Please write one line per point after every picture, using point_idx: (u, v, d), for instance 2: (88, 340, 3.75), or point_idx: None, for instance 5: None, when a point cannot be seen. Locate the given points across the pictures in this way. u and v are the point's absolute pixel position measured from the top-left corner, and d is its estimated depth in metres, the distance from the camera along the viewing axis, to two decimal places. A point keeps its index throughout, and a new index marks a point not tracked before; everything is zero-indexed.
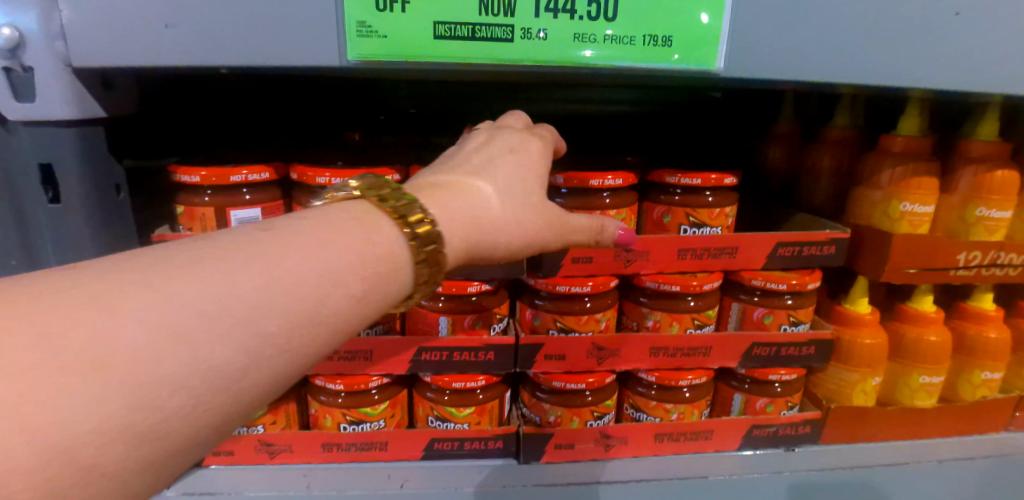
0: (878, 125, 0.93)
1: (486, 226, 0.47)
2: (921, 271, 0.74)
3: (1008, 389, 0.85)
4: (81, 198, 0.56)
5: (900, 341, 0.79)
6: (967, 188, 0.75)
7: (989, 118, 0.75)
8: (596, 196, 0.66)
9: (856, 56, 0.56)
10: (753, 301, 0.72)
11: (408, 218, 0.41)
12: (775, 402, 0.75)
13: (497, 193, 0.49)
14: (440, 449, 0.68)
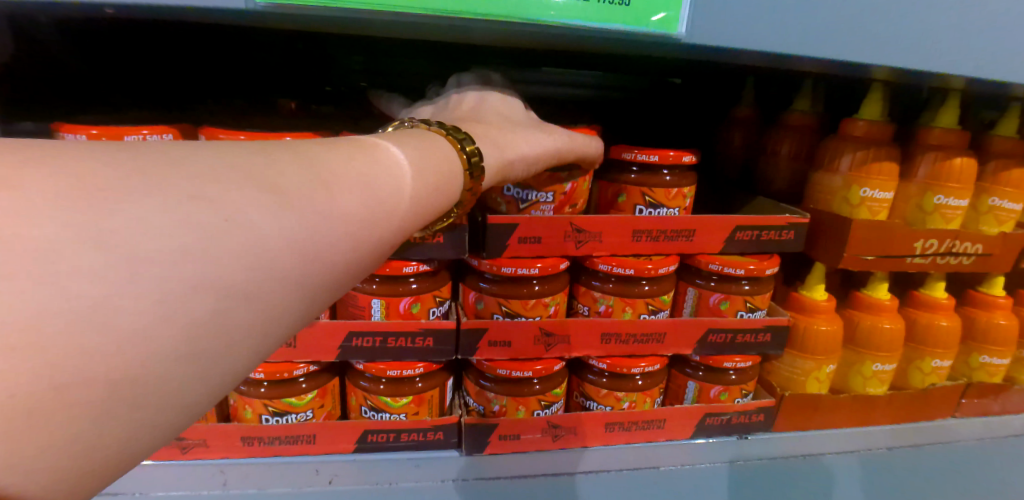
0: (839, 111, 0.91)
1: (507, 148, 0.54)
2: (879, 259, 0.72)
3: (956, 378, 0.85)
4: None
5: (854, 328, 0.78)
6: (926, 174, 0.73)
7: (949, 103, 0.74)
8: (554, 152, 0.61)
9: (822, 26, 0.52)
10: (710, 286, 0.69)
11: (448, 134, 0.48)
12: (729, 390, 0.73)
13: (507, 126, 0.58)
14: (373, 441, 0.63)
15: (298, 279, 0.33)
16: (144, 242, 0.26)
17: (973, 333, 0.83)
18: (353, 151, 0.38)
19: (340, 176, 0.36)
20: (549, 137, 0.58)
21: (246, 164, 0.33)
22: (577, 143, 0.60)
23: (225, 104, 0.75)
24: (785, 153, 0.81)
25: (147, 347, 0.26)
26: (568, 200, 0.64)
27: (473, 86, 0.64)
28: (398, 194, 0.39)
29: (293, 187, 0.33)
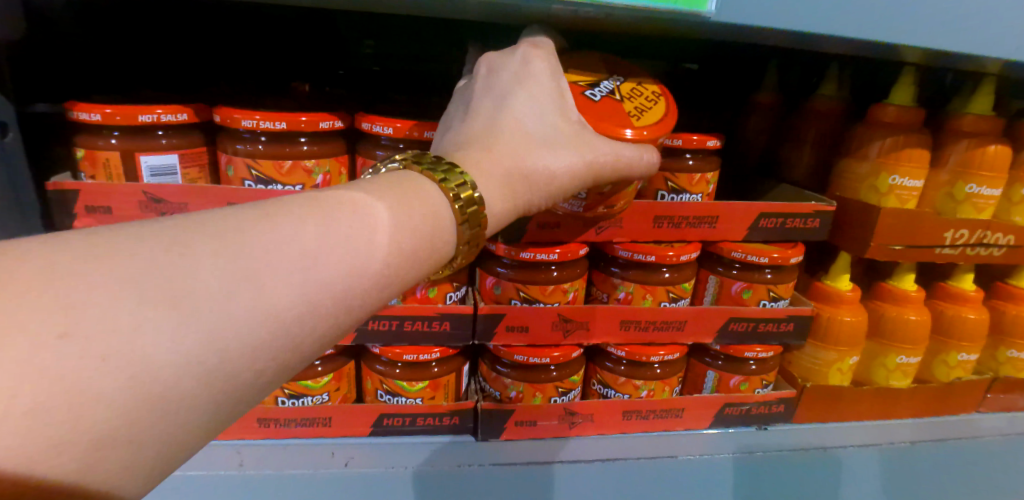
0: (865, 97, 0.89)
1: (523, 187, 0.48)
2: (906, 249, 0.70)
3: (981, 372, 0.83)
4: None
5: (878, 319, 0.76)
6: (957, 162, 0.71)
7: (984, 88, 0.71)
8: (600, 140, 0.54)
9: (858, 5, 0.50)
10: (731, 274, 0.68)
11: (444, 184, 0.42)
12: (750, 380, 0.71)
13: (529, 148, 0.49)
14: (390, 424, 0.64)
15: (230, 379, 0.30)
16: (40, 355, 0.24)
17: (1002, 327, 0.81)
18: (298, 220, 0.34)
19: (277, 265, 0.32)
20: (581, 164, 0.49)
21: (161, 258, 0.29)
22: (617, 167, 0.51)
23: (238, 85, 0.75)
24: (810, 139, 0.79)
25: (48, 474, 0.24)
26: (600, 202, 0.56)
27: (510, 63, 0.52)
28: (352, 275, 0.35)
29: (211, 288, 0.29)
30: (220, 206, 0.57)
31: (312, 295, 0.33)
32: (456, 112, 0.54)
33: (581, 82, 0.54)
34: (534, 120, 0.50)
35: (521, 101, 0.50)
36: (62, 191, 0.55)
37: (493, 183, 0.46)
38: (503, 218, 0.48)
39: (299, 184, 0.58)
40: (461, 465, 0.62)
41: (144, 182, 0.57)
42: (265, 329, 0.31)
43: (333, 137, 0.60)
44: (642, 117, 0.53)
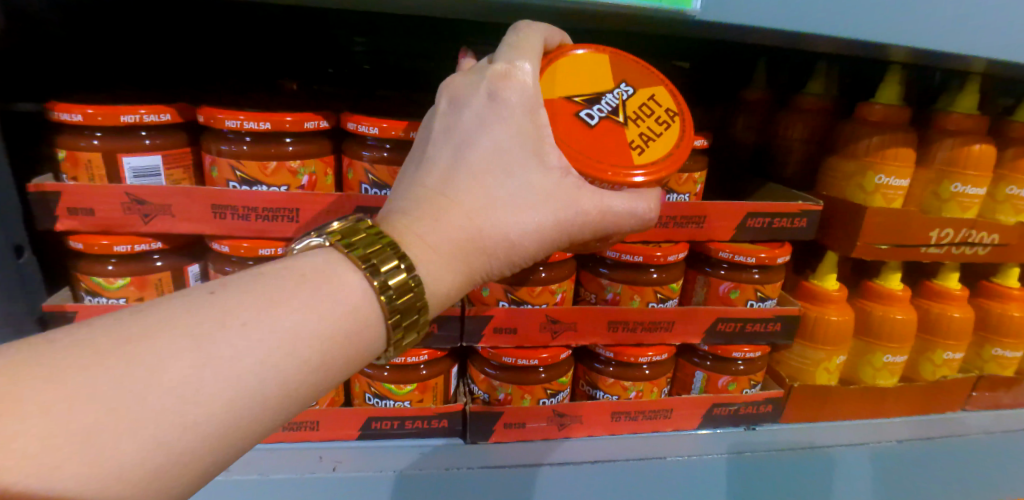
0: (853, 97, 0.89)
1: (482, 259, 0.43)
2: (892, 248, 0.71)
3: (967, 369, 0.84)
4: None
5: (865, 318, 0.76)
6: (943, 161, 0.72)
7: (969, 88, 0.72)
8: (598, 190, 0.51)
9: (844, 3, 0.50)
10: (719, 274, 0.68)
11: (373, 260, 0.38)
12: (738, 380, 0.72)
13: (492, 207, 0.42)
14: (377, 428, 0.63)
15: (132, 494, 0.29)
16: None
17: (987, 324, 0.82)
18: (205, 318, 0.33)
19: (175, 373, 0.30)
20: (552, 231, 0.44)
21: (52, 375, 0.28)
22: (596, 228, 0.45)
23: (224, 84, 0.74)
24: (798, 139, 0.80)
25: None
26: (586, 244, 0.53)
27: (478, 93, 0.44)
28: (266, 371, 0.33)
29: (89, 423, 0.28)
30: (204, 207, 0.56)
31: (220, 397, 0.31)
32: (417, 148, 0.47)
33: (575, 101, 0.48)
34: (500, 170, 0.42)
35: (485, 146, 0.42)
36: (42, 193, 0.55)
37: (441, 264, 0.41)
38: (453, 287, 0.43)
39: (285, 185, 0.58)
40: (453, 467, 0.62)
41: (127, 182, 0.56)
42: (162, 446, 0.29)
43: (320, 138, 0.60)
44: (643, 147, 0.49)
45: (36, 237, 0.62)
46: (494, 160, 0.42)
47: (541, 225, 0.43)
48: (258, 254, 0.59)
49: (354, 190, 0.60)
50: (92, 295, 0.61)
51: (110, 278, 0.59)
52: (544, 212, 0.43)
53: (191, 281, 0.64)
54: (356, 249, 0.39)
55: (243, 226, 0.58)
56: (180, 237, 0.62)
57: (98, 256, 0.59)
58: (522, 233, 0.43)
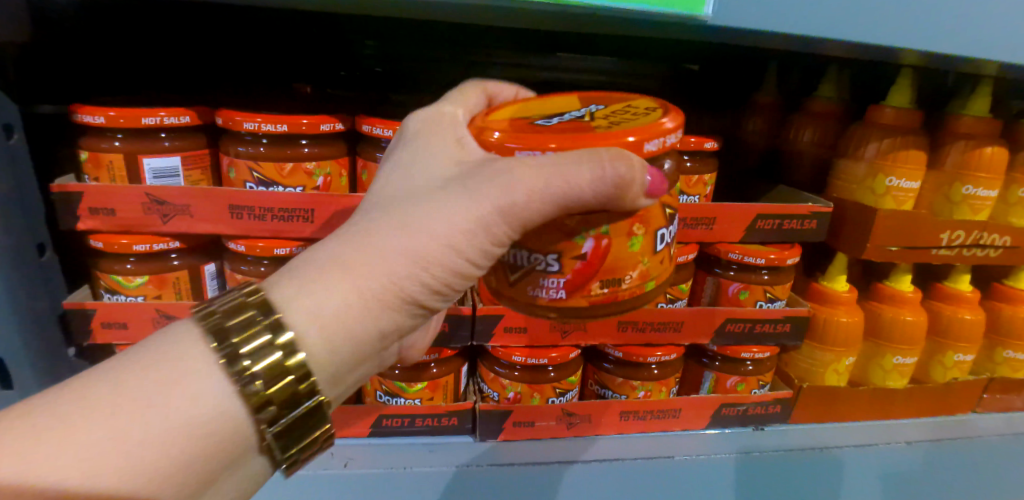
0: (863, 99, 0.89)
1: (372, 296, 0.40)
2: (902, 250, 0.71)
3: (978, 372, 0.84)
4: None
5: (875, 320, 0.76)
6: (954, 163, 0.71)
7: (981, 90, 0.71)
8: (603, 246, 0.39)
9: (856, 6, 0.50)
10: (728, 275, 0.69)
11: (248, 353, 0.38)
12: (746, 381, 0.72)
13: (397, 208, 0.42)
14: (388, 425, 0.64)
15: None
16: None
17: (998, 327, 0.81)
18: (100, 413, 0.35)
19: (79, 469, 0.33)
20: (455, 238, 0.40)
21: None
22: (522, 214, 0.38)
23: (240, 87, 0.75)
24: (807, 140, 0.79)
25: None
26: (608, 271, 0.39)
27: (403, 136, 0.49)
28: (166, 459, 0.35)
29: None
30: (222, 208, 0.57)
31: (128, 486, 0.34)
32: None
33: (536, 118, 0.43)
34: (411, 180, 0.44)
35: (401, 165, 0.46)
36: (65, 193, 0.56)
37: (317, 306, 0.39)
38: (349, 292, 0.40)
39: (301, 187, 0.59)
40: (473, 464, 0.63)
41: (147, 183, 0.57)
42: None
43: (334, 140, 0.61)
44: (622, 127, 0.40)
45: (58, 237, 0.64)
46: (413, 177, 0.44)
47: (445, 218, 0.40)
48: (273, 254, 0.60)
49: (367, 192, 0.61)
50: (112, 292, 0.62)
51: (129, 277, 0.61)
52: (446, 206, 0.40)
53: (209, 280, 0.66)
54: (235, 335, 0.39)
55: (260, 227, 0.59)
56: (198, 237, 0.63)
57: (118, 255, 0.61)
58: (424, 225, 0.40)
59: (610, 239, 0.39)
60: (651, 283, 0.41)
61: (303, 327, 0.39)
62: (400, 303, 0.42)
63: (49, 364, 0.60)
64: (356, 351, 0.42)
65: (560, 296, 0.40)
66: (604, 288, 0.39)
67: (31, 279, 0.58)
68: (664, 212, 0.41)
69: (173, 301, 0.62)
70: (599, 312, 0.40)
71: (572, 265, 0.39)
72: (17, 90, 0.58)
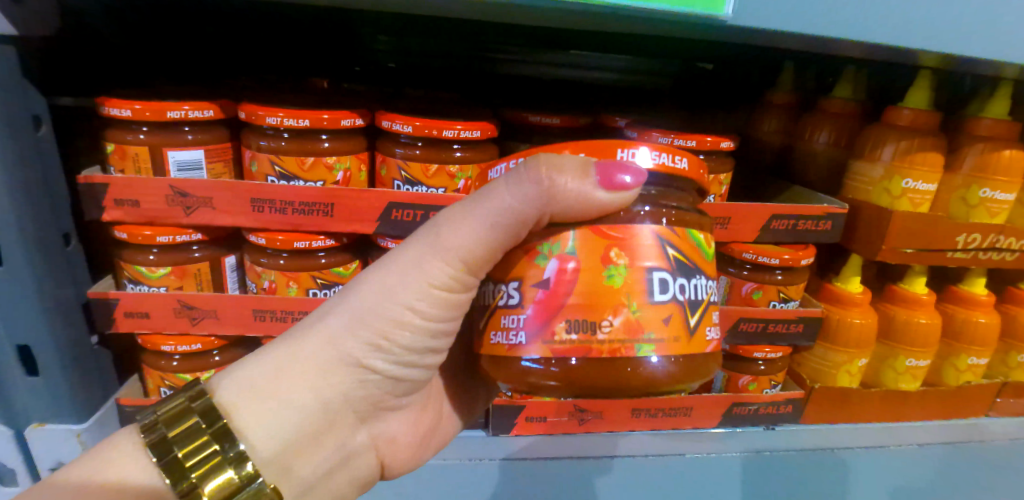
0: (879, 100, 0.89)
1: (312, 362, 0.44)
2: (918, 252, 0.71)
3: (991, 376, 0.83)
4: (15, 77, 0.54)
5: (889, 322, 0.76)
6: (972, 166, 0.71)
7: (1000, 93, 0.71)
8: (566, 282, 0.37)
9: (878, 6, 0.50)
10: (742, 275, 0.69)
11: (182, 445, 0.39)
12: (758, 380, 0.73)
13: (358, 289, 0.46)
14: None
15: None
16: None
17: (1012, 331, 0.81)
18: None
19: None
20: (397, 287, 0.43)
21: None
22: (461, 246, 0.41)
23: (260, 81, 0.76)
24: (823, 141, 0.79)
25: None
26: (576, 308, 0.36)
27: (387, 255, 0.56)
28: None
29: None
30: (243, 201, 0.58)
31: None
32: None
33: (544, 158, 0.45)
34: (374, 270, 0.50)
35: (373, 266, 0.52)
36: (92, 185, 0.57)
37: (258, 379, 0.42)
38: (304, 354, 0.44)
39: (321, 181, 0.60)
40: (512, 457, 0.66)
41: (172, 176, 0.58)
42: None
43: (353, 135, 0.62)
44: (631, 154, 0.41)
45: (82, 228, 0.65)
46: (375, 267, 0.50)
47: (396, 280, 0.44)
48: (293, 247, 0.61)
49: (386, 187, 0.61)
50: (135, 283, 0.63)
51: (152, 268, 0.62)
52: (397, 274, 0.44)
53: (229, 272, 0.67)
54: (168, 428, 0.40)
55: (280, 220, 0.59)
56: (219, 230, 0.64)
57: (142, 246, 0.62)
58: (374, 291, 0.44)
59: (578, 264, 0.36)
60: (645, 346, 0.36)
61: (240, 403, 0.41)
62: (343, 368, 0.45)
63: (75, 353, 0.61)
64: (301, 426, 0.43)
65: (523, 339, 0.37)
66: (569, 332, 0.36)
67: (59, 269, 0.59)
68: (665, 253, 0.37)
69: (193, 292, 0.63)
70: (576, 367, 0.36)
71: (532, 296, 0.37)
72: (47, 83, 0.59)
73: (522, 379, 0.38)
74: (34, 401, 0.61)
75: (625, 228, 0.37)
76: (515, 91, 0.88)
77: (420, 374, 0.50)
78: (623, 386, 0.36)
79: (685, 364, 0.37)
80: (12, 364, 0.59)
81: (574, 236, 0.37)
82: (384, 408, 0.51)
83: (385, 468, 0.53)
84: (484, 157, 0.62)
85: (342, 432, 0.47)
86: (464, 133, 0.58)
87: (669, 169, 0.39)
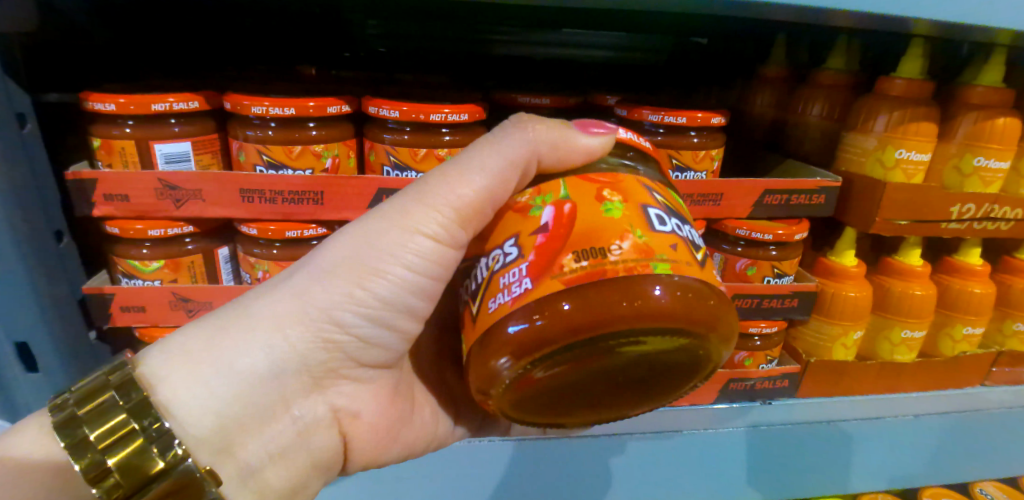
0: (873, 71, 0.88)
1: (265, 326, 0.44)
2: (911, 224, 0.71)
3: (987, 345, 0.84)
4: None
5: (884, 294, 0.77)
6: (965, 135, 0.70)
7: (994, 61, 0.70)
8: (563, 226, 0.36)
9: None
10: (736, 251, 0.69)
11: (99, 425, 0.39)
12: (754, 356, 0.74)
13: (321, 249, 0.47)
14: None
15: None
16: None
17: (1007, 300, 0.81)
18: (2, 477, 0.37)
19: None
20: (378, 237, 0.44)
21: None
22: (450, 195, 0.42)
23: (247, 70, 0.76)
24: (816, 114, 0.79)
25: None
26: (578, 242, 0.35)
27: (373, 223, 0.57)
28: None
29: None
30: (232, 192, 0.58)
31: None
32: None
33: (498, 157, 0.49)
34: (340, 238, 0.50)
35: None
36: (80, 180, 0.57)
37: (197, 346, 0.42)
38: (252, 318, 0.44)
39: (309, 169, 0.60)
40: (527, 439, 0.69)
41: (159, 169, 0.58)
42: None
43: (340, 122, 0.61)
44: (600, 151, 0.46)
45: (74, 224, 0.65)
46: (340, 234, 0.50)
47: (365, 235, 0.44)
48: (285, 237, 0.61)
49: (375, 172, 0.61)
50: (129, 277, 0.64)
51: (145, 262, 0.62)
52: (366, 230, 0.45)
53: (222, 263, 0.67)
54: (79, 406, 0.40)
55: (269, 210, 0.59)
56: (210, 223, 0.64)
57: (134, 241, 0.62)
58: (332, 250, 0.45)
59: (573, 203, 0.37)
60: (659, 266, 0.34)
61: (183, 363, 0.42)
62: (302, 332, 0.44)
63: (71, 347, 0.62)
64: (248, 393, 0.43)
65: (527, 286, 0.35)
66: (578, 260, 0.34)
67: (51, 265, 0.59)
68: (654, 197, 0.39)
69: (188, 285, 0.64)
70: (592, 297, 0.34)
71: (531, 241, 0.36)
72: (29, 79, 0.59)
73: (527, 332, 0.34)
74: (34, 396, 0.61)
75: (613, 174, 0.39)
76: (507, 74, 0.87)
77: (387, 344, 0.50)
78: (639, 311, 0.34)
79: (692, 293, 0.35)
80: (9, 360, 0.59)
81: (564, 185, 0.38)
82: (346, 379, 0.50)
83: (349, 442, 0.53)
84: (473, 140, 0.62)
85: (297, 402, 0.47)
86: (451, 116, 0.57)
87: (633, 142, 0.44)
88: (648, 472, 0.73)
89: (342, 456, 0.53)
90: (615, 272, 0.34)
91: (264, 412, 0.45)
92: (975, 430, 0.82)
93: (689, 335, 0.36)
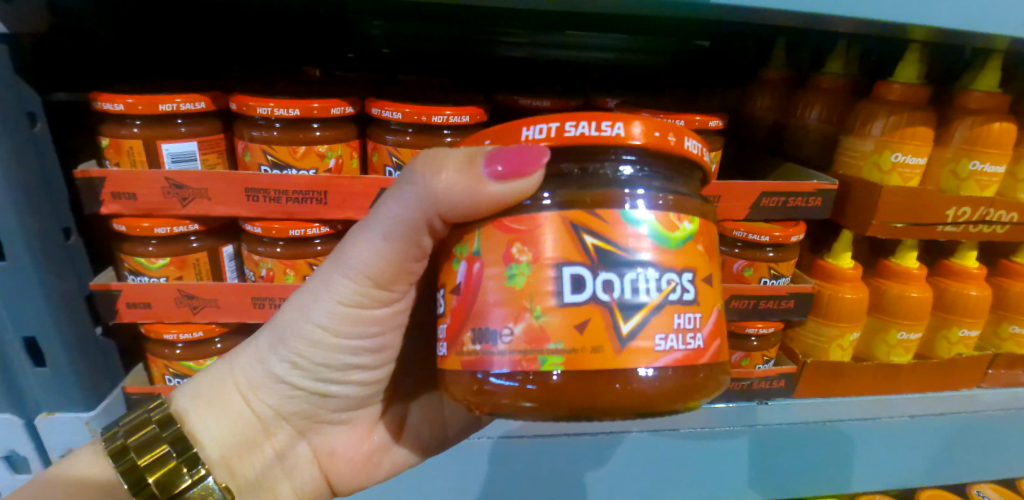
0: (873, 75, 0.89)
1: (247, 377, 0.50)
2: (907, 226, 0.71)
3: (983, 348, 0.84)
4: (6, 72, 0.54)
5: (881, 296, 0.77)
6: (962, 139, 0.71)
7: (991, 65, 0.71)
8: (473, 297, 0.36)
9: None
10: (733, 253, 0.70)
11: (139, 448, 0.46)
12: (750, 356, 0.75)
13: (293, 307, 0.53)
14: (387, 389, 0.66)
15: None
16: None
17: (1003, 303, 0.82)
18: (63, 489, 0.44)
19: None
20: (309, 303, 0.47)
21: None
22: (361, 263, 0.44)
23: (254, 71, 0.77)
24: (815, 117, 0.80)
25: None
26: (481, 317, 0.35)
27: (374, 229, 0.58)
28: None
29: None
30: (237, 191, 0.59)
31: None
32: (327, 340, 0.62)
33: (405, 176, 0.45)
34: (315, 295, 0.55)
35: None
36: (88, 178, 0.58)
37: (202, 391, 0.50)
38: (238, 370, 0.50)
39: (313, 169, 0.61)
40: (528, 438, 0.70)
41: (167, 168, 0.59)
42: None
43: (345, 123, 0.62)
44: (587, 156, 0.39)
45: (82, 222, 0.66)
46: None
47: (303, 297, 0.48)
48: (289, 235, 0.62)
49: (378, 173, 0.62)
50: (135, 274, 0.65)
51: (151, 259, 0.63)
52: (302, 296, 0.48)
53: (227, 261, 0.68)
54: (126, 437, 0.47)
55: (273, 209, 0.60)
56: (216, 221, 0.65)
57: (141, 238, 0.63)
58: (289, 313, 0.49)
59: (480, 262, 0.36)
60: (550, 357, 0.33)
61: (189, 410, 0.49)
62: (268, 386, 0.50)
63: (81, 344, 0.63)
64: (236, 434, 0.50)
65: (446, 350, 0.38)
66: (477, 342, 0.35)
67: (61, 262, 0.61)
68: (581, 245, 0.34)
69: (194, 282, 0.65)
70: (556, 385, 0.34)
71: (450, 303, 0.38)
72: (42, 79, 0.60)
73: (495, 402, 0.35)
74: (43, 390, 0.62)
75: (530, 217, 0.35)
76: (510, 75, 0.88)
77: (349, 390, 0.53)
78: (610, 402, 0.34)
79: (663, 382, 0.34)
80: (19, 355, 0.60)
81: (478, 236, 0.37)
82: (322, 420, 0.55)
83: (331, 478, 0.57)
84: None
85: (281, 440, 0.53)
86: (452, 118, 0.58)
87: (592, 139, 0.35)
88: (645, 471, 0.75)
89: (327, 487, 0.57)
90: (526, 366, 0.34)
91: (253, 447, 0.51)
92: (972, 432, 0.83)
93: (679, 403, 0.36)
